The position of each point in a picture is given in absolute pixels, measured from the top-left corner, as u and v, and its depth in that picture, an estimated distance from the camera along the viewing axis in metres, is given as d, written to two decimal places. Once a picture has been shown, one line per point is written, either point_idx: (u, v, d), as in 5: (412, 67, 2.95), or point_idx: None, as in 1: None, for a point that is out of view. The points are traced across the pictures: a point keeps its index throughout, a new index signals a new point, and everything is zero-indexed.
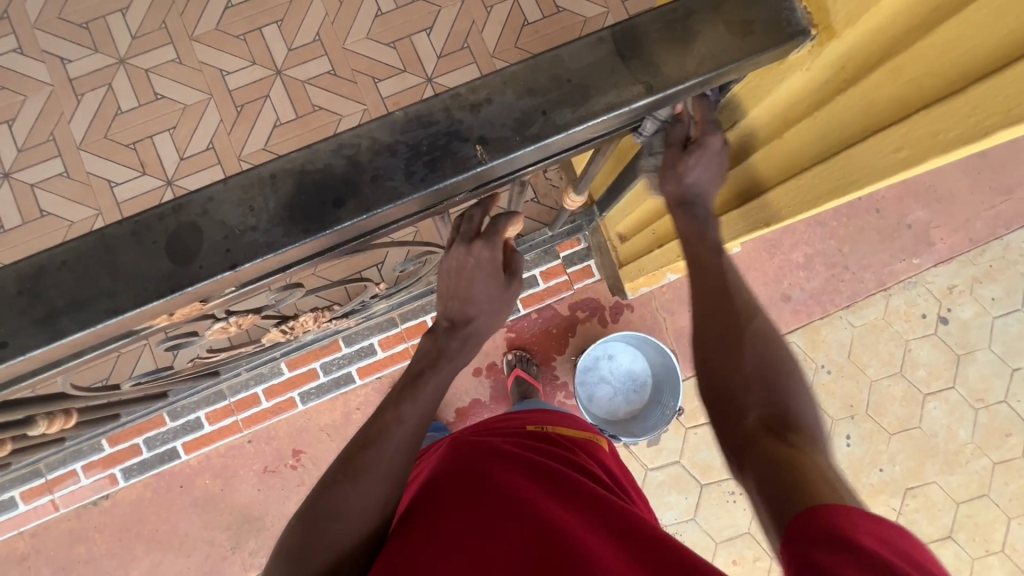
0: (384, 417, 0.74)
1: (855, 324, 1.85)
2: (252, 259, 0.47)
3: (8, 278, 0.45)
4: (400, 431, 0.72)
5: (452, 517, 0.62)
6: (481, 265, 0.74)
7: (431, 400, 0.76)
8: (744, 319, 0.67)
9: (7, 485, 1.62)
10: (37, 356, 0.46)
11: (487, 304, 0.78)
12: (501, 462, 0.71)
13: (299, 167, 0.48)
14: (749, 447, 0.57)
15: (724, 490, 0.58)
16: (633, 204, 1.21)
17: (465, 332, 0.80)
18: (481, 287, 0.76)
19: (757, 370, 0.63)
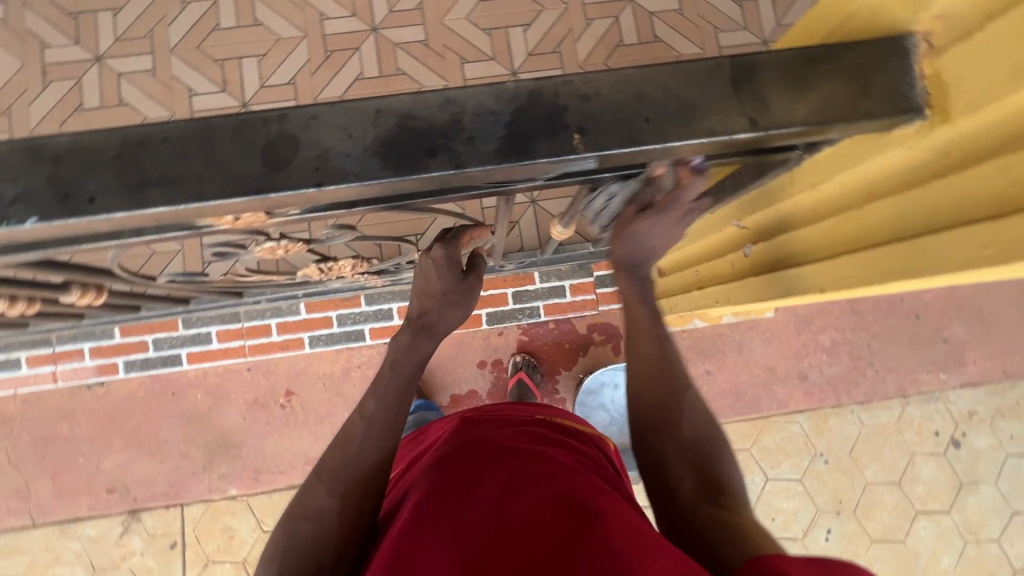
0: (352, 426, 0.84)
1: (865, 421, 1.80)
2: (338, 183, 0.49)
3: (113, 140, 0.48)
4: (367, 425, 0.82)
5: (447, 494, 0.65)
6: (439, 262, 0.85)
7: (393, 398, 0.84)
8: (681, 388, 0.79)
9: (19, 346, 1.68)
10: (118, 218, 0.48)
11: (442, 296, 0.88)
12: (496, 444, 0.74)
13: (404, 112, 0.49)
14: (690, 509, 0.67)
15: (708, 502, 0.67)
16: (687, 241, 1.21)
17: (422, 323, 0.89)
18: (437, 279, 0.86)
19: (688, 448, 0.74)
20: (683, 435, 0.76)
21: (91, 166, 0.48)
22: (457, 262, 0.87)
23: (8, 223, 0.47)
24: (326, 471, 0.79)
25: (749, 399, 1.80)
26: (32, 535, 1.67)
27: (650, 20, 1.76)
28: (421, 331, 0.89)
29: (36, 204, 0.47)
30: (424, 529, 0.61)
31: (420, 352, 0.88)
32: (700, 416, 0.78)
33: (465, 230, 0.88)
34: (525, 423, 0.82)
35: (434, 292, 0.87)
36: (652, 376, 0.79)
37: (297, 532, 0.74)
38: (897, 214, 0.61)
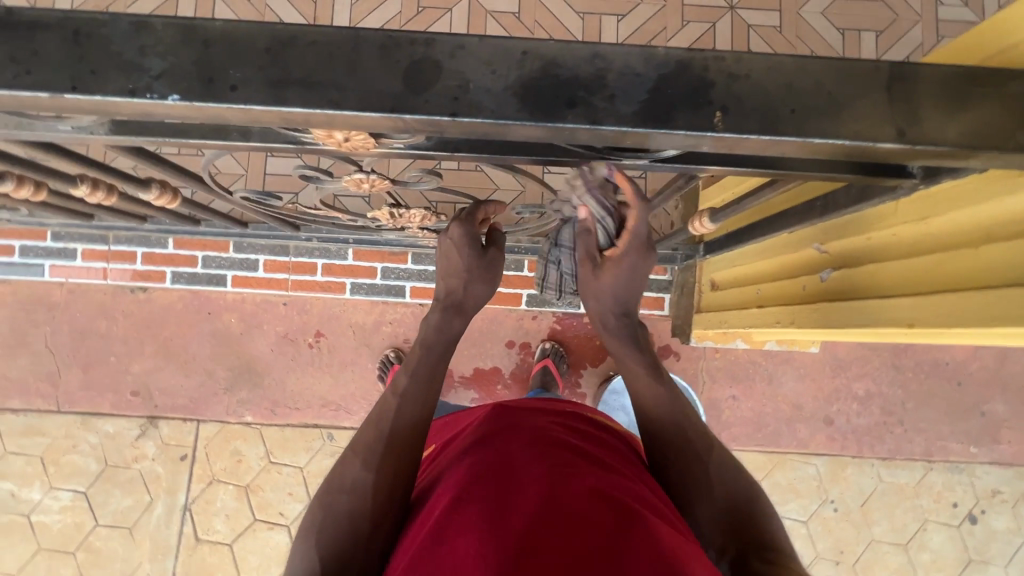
0: (383, 403, 0.87)
1: (883, 478, 1.76)
2: (473, 117, 0.48)
3: (263, 34, 0.48)
4: (400, 402, 0.85)
5: (484, 476, 0.66)
6: (458, 240, 0.93)
7: (423, 375, 0.88)
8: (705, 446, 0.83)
9: (77, 238, 1.72)
10: (254, 111, 0.49)
11: (467, 272, 0.94)
12: (532, 432, 0.74)
13: (550, 58, 0.49)
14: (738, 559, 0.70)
15: (758, 555, 0.70)
16: (752, 256, 1.20)
17: (451, 300, 0.95)
18: (459, 257, 0.93)
19: (725, 509, 0.78)
20: (718, 493, 0.79)
21: (237, 54, 0.48)
22: (476, 239, 0.94)
23: (151, 97, 0.48)
24: (360, 446, 0.82)
25: (769, 431, 1.77)
26: (55, 420, 1.74)
27: (746, 32, 1.72)
28: (452, 309, 0.94)
29: (179, 82, 0.48)
30: (464, 508, 0.61)
31: (450, 330, 0.93)
32: (732, 474, 0.81)
33: (482, 206, 0.96)
34: (558, 414, 0.83)
35: (460, 271, 0.94)
36: (689, 434, 0.84)
37: (334, 503, 0.78)
38: (1011, 279, 0.59)
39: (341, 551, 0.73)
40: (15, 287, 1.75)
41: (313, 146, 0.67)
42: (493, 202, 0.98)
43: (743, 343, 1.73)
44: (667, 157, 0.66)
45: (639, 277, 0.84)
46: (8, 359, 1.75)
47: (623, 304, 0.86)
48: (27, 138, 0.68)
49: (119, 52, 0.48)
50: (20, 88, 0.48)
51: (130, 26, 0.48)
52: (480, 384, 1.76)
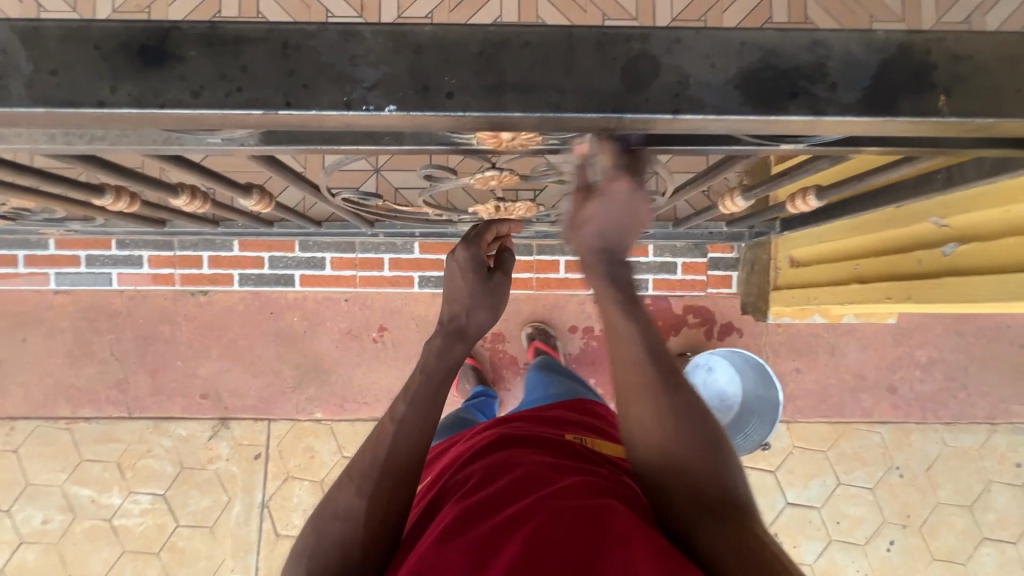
0: (381, 430, 0.80)
1: (947, 442, 1.78)
2: (695, 113, 0.47)
3: (476, 38, 0.47)
4: (391, 427, 0.79)
5: (481, 514, 0.64)
6: (463, 263, 0.85)
7: (422, 399, 0.80)
8: (670, 380, 0.71)
9: (142, 245, 1.71)
10: (470, 118, 0.48)
11: (471, 299, 0.85)
12: (533, 462, 0.72)
13: (770, 47, 0.47)
14: (690, 522, 0.63)
15: (710, 520, 0.62)
16: (842, 232, 1.21)
17: (453, 327, 0.86)
18: (463, 282, 0.85)
19: (678, 455, 0.68)
20: (683, 451, 0.68)
21: (449, 60, 0.47)
22: (482, 261, 0.86)
23: (366, 109, 0.47)
24: (356, 471, 0.77)
25: (833, 402, 1.79)
26: (128, 426, 1.75)
27: (803, 0, 1.68)
28: (454, 335, 0.85)
29: (395, 92, 0.47)
30: (452, 544, 0.60)
31: (450, 357, 0.84)
32: (698, 418, 0.70)
33: (492, 227, 0.90)
34: (560, 442, 0.80)
35: (463, 297, 0.85)
36: (625, 371, 0.71)
37: (324, 533, 0.73)
38: None
39: (334, 574, 0.69)
40: (76, 296, 1.75)
41: (467, 146, 0.65)
42: (507, 222, 0.92)
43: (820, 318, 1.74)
44: (824, 141, 0.64)
45: (633, 215, 0.66)
46: (76, 368, 1.75)
47: (608, 236, 0.68)
48: (175, 152, 0.67)
49: (328, 64, 0.47)
50: (233, 107, 0.46)
51: (338, 37, 0.47)
52: None
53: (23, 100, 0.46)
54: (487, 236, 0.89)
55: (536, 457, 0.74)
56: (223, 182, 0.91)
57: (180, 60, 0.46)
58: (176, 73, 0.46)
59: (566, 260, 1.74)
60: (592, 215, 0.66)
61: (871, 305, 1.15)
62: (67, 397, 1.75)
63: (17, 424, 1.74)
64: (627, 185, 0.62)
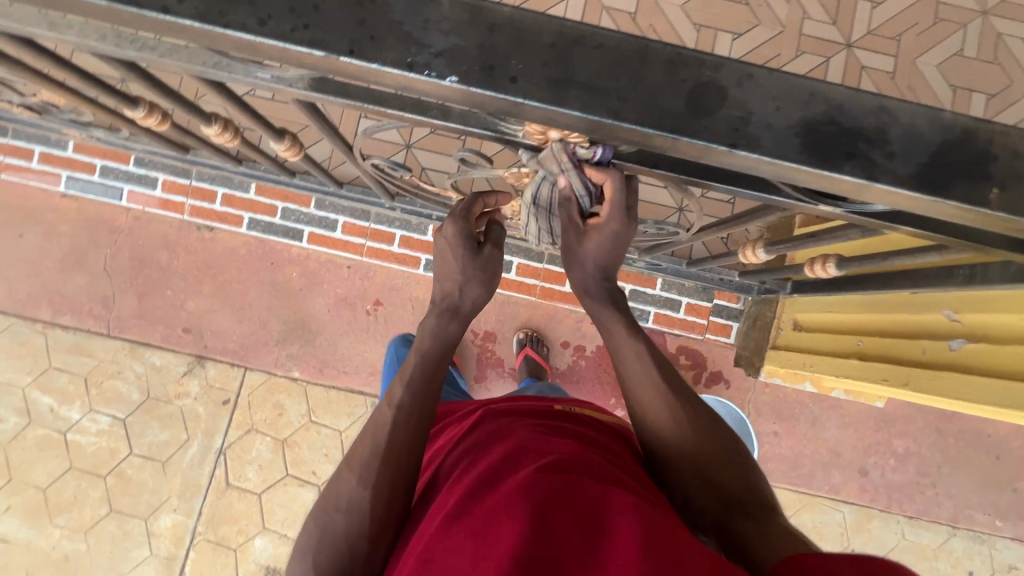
0: (378, 415, 0.82)
1: (907, 536, 1.78)
2: (750, 151, 0.47)
3: (550, 29, 0.46)
4: (392, 411, 0.81)
5: (494, 479, 0.65)
6: (452, 240, 0.85)
7: (416, 380, 0.83)
8: (678, 394, 0.81)
9: (160, 167, 1.70)
10: (529, 107, 0.47)
11: (463, 273, 0.85)
12: (532, 433, 0.74)
13: (837, 103, 0.47)
14: (728, 522, 0.72)
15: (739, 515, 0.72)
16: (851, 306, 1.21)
17: (446, 304, 0.87)
18: (453, 258, 0.85)
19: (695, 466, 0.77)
20: (703, 449, 0.78)
21: (521, 44, 0.46)
22: (471, 235, 0.86)
23: (428, 75, 0.46)
24: (354, 459, 0.77)
25: (804, 472, 1.78)
26: (104, 344, 1.73)
27: (858, 74, 1.69)
28: (448, 313, 0.86)
29: (460, 64, 0.46)
30: (457, 526, 0.59)
31: (446, 337, 0.85)
32: (712, 428, 0.80)
33: (477, 199, 0.89)
34: (555, 417, 0.83)
35: (454, 274, 0.86)
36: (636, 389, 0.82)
37: (325, 524, 0.73)
38: None
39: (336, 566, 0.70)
40: (81, 204, 1.73)
41: (511, 137, 0.64)
42: (494, 193, 0.92)
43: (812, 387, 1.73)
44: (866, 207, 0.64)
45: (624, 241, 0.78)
46: (65, 275, 1.73)
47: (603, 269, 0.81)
48: (220, 78, 0.66)
49: (400, 22, 0.46)
50: (297, 44, 0.46)
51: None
52: None
53: None
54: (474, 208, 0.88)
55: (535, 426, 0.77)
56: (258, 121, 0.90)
57: None
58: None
59: None
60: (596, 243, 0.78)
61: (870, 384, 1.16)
62: (50, 301, 1.73)
63: None
64: (622, 221, 0.74)
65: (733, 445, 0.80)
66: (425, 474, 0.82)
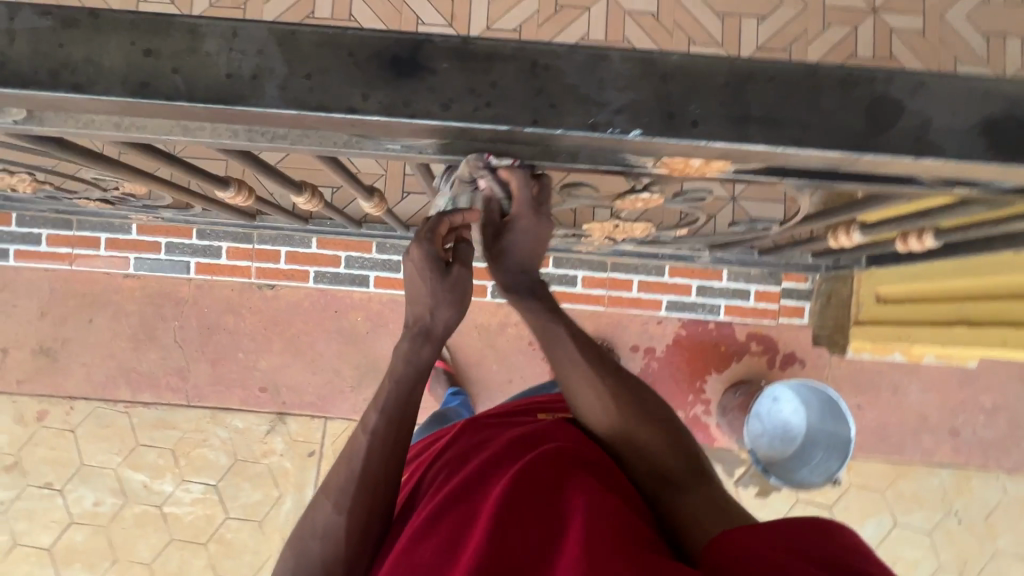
0: (353, 441, 0.79)
1: (1008, 491, 1.75)
2: (936, 156, 0.47)
3: (723, 69, 0.47)
4: (365, 438, 0.77)
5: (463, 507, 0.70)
6: (418, 262, 0.74)
7: (393, 409, 0.78)
8: (608, 378, 0.84)
9: (221, 236, 1.73)
10: (712, 147, 0.48)
11: (432, 300, 0.76)
12: (508, 450, 0.77)
13: (1015, 96, 0.47)
14: (666, 496, 0.75)
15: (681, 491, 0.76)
16: (945, 272, 1.19)
17: (418, 329, 0.79)
18: (423, 283, 0.75)
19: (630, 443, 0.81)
20: (643, 435, 0.81)
21: (696, 88, 0.47)
22: (440, 256, 0.75)
23: (611, 132, 0.47)
24: (332, 485, 0.77)
25: (894, 441, 1.76)
26: (185, 414, 1.76)
27: (889, 37, 1.69)
28: (421, 338, 0.79)
29: (640, 117, 0.47)
30: (421, 550, 0.66)
31: (418, 360, 0.79)
32: (648, 407, 0.84)
33: (437, 208, 0.75)
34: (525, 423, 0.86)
35: (424, 298, 0.76)
36: (576, 383, 0.84)
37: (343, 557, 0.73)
38: None
39: None
40: (144, 281, 1.76)
41: (641, 171, 0.65)
42: (460, 204, 0.77)
43: (898, 355, 1.72)
44: (1004, 188, 0.61)
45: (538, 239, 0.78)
46: (138, 353, 1.76)
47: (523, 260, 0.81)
48: (350, 154, 0.68)
49: (576, 85, 0.47)
50: (481, 122, 0.47)
51: (584, 61, 0.47)
52: None
53: (275, 101, 0.47)
54: (442, 230, 0.72)
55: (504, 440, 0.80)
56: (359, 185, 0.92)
57: (432, 71, 0.47)
58: (427, 85, 0.47)
59: (640, 280, 1.66)
60: (512, 240, 0.77)
61: (982, 349, 1.16)
62: (128, 380, 1.76)
63: (77, 404, 1.76)
64: (532, 217, 0.73)
65: (669, 421, 0.84)
66: (409, 481, 0.87)
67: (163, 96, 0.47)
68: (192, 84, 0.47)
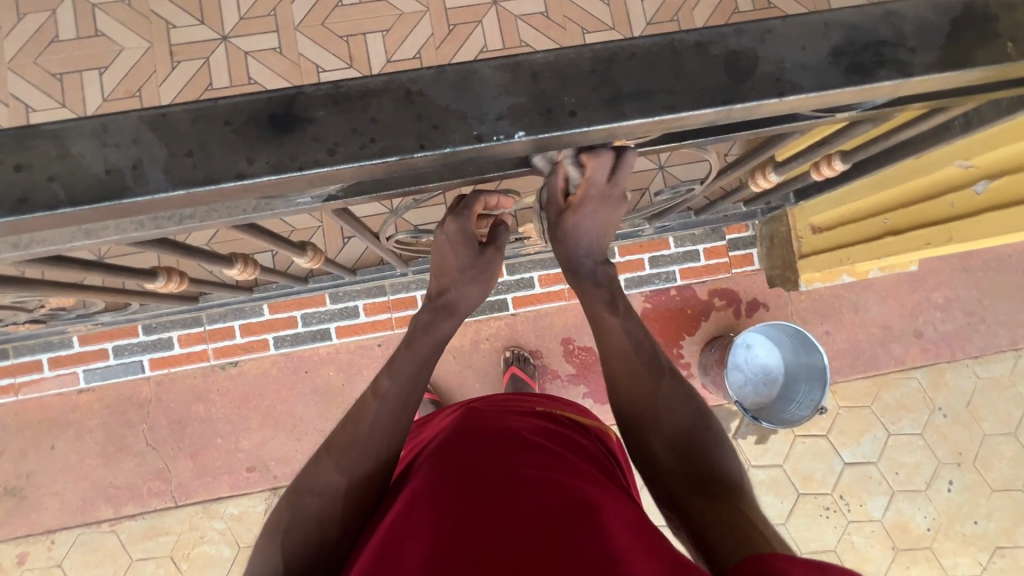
0: (364, 405, 0.83)
1: (980, 375, 1.85)
2: (799, 93, 0.51)
3: (586, 57, 0.49)
4: (378, 407, 0.81)
5: (459, 490, 0.68)
6: (452, 237, 0.83)
7: (406, 373, 0.84)
8: (704, 426, 0.81)
9: (171, 325, 1.68)
10: (594, 131, 0.50)
11: (461, 273, 0.87)
12: (518, 442, 0.76)
13: (850, 23, 0.51)
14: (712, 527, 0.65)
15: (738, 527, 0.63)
16: (878, 186, 1.27)
17: (442, 302, 0.89)
18: (455, 257, 0.86)
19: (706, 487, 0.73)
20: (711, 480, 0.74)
21: (567, 81, 0.49)
22: (473, 235, 0.84)
23: (497, 139, 0.49)
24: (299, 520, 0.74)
25: (867, 357, 1.84)
26: (175, 516, 1.69)
27: None
28: (442, 311, 0.89)
29: (521, 119, 0.49)
30: (418, 522, 0.64)
31: (438, 332, 0.88)
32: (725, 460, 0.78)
33: (477, 196, 0.84)
34: (534, 420, 0.85)
35: (453, 271, 0.87)
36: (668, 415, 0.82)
37: None
38: None
39: None
40: (100, 392, 1.69)
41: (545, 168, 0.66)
42: (495, 191, 0.84)
43: (849, 278, 1.78)
44: (879, 103, 0.65)
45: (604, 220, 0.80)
46: (111, 467, 1.68)
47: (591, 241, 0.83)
48: (262, 218, 0.65)
49: (451, 104, 0.48)
50: (371, 158, 0.48)
51: (455, 79, 0.48)
52: (588, 377, 1.77)
53: (162, 185, 0.47)
54: (476, 208, 0.84)
55: (518, 433, 0.79)
56: (283, 245, 0.92)
57: (310, 121, 0.48)
58: (308, 135, 0.48)
59: None
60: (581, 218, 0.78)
61: (913, 252, 1.23)
62: (106, 497, 1.68)
63: (57, 536, 1.66)
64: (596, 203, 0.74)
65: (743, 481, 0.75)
66: (403, 462, 0.86)
67: (43, 208, 0.46)
68: (71, 189, 0.46)
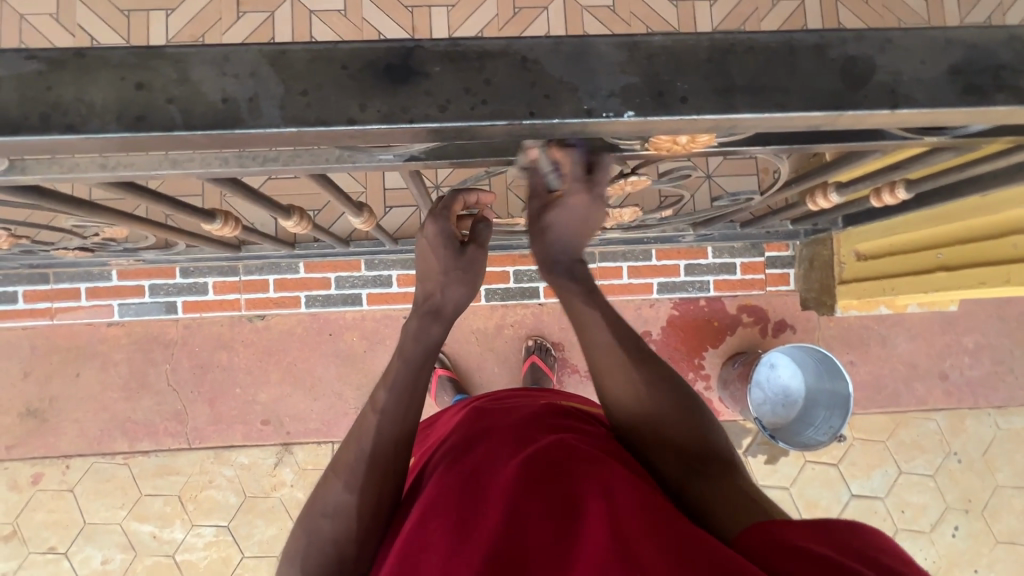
0: (363, 421, 0.78)
1: (1001, 426, 1.83)
2: (910, 106, 0.50)
3: (704, 44, 0.49)
4: (376, 417, 0.76)
5: (471, 491, 0.67)
6: (434, 239, 0.79)
7: (402, 386, 0.77)
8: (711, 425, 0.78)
9: (207, 272, 1.71)
10: (702, 120, 0.50)
11: (444, 275, 0.79)
12: (521, 433, 0.74)
13: (972, 43, 0.50)
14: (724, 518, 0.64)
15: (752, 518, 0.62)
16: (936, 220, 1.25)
17: (426, 307, 0.81)
18: (436, 259, 0.79)
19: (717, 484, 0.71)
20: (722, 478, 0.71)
21: (681, 66, 0.49)
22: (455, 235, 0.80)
23: (606, 116, 0.49)
24: (340, 466, 0.76)
25: (889, 392, 1.82)
26: (188, 458, 1.72)
27: (836, 8, 1.76)
28: (428, 315, 0.81)
29: (632, 98, 0.49)
30: (436, 525, 0.63)
31: (428, 339, 0.80)
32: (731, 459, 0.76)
33: (460, 195, 0.80)
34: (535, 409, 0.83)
35: (436, 274, 0.80)
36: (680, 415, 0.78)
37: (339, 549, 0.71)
38: None
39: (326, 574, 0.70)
40: (130, 328, 1.72)
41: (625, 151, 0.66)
42: (477, 189, 0.81)
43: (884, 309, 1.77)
44: (976, 130, 0.64)
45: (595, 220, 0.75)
46: (131, 402, 1.72)
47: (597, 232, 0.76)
48: (343, 170, 0.66)
49: (565, 76, 0.49)
50: (479, 119, 0.48)
51: (571, 52, 0.49)
52: None
53: (275, 120, 0.47)
54: (455, 208, 0.79)
55: (519, 424, 0.77)
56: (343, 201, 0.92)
57: (426, 76, 0.48)
58: (423, 88, 0.48)
59: (629, 266, 1.68)
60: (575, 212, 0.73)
61: (966, 290, 1.22)
62: (124, 431, 1.71)
63: (73, 462, 1.70)
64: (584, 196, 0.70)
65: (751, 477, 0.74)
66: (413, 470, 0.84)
67: (160, 128, 0.47)
68: (188, 113, 0.47)
